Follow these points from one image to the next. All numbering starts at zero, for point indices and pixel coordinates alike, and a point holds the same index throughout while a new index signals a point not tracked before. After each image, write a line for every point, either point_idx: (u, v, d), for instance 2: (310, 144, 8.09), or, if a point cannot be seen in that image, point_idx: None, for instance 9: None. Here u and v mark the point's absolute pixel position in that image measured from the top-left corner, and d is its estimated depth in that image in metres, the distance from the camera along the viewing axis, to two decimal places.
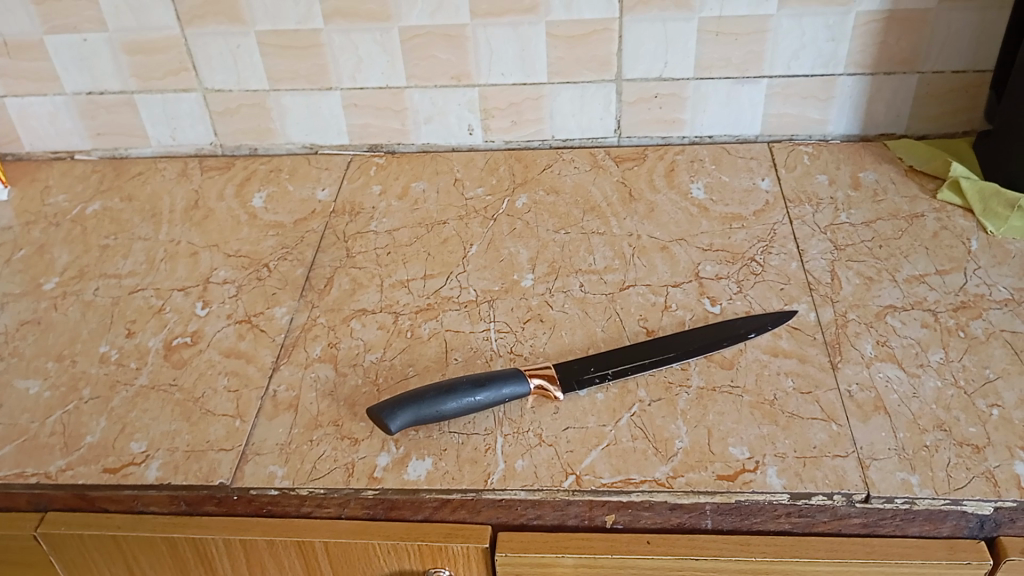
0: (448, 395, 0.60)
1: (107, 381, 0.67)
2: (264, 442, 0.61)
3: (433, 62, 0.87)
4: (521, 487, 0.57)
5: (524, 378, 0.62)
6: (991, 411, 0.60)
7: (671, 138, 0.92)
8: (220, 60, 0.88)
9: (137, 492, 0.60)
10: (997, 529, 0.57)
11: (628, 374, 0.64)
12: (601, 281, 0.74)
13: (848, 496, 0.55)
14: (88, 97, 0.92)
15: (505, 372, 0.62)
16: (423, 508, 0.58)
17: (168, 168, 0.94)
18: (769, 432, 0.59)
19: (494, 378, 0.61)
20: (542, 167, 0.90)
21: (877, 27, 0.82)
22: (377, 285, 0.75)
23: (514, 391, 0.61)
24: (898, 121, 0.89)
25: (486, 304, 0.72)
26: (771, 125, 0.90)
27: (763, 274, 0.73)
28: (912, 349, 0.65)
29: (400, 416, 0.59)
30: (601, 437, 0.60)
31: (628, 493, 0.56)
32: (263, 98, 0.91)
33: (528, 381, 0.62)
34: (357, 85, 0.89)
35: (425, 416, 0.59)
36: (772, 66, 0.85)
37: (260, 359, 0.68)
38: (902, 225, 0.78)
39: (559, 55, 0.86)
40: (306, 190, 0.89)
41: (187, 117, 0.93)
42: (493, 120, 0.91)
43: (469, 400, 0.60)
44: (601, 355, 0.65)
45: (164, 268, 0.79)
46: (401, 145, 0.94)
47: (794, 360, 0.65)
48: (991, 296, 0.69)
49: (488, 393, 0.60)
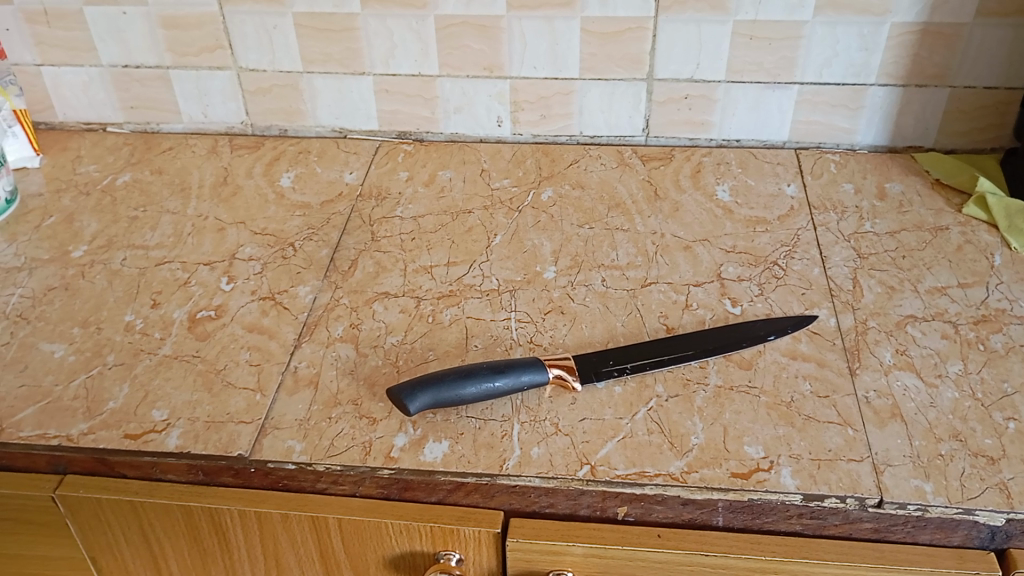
0: (466, 381, 0.60)
1: (131, 349, 0.68)
2: (283, 417, 0.62)
3: (466, 52, 0.88)
4: (535, 474, 0.57)
5: (543, 368, 0.62)
6: (1008, 424, 0.60)
7: (698, 140, 0.92)
8: (255, 40, 0.89)
9: (156, 458, 0.60)
10: (1007, 540, 0.56)
11: (642, 372, 0.64)
12: (623, 276, 0.74)
13: (860, 498, 0.56)
14: (123, 70, 0.93)
15: (524, 361, 0.62)
16: (437, 490, 0.59)
17: (198, 144, 0.95)
18: (785, 433, 0.60)
19: (511, 366, 0.61)
20: (568, 162, 0.91)
21: (911, 39, 0.82)
22: (401, 269, 0.76)
23: (532, 379, 0.61)
24: (926, 134, 0.89)
25: (508, 294, 0.73)
26: (800, 132, 0.90)
27: (785, 277, 0.74)
28: (930, 359, 0.65)
29: (417, 399, 0.59)
30: (617, 428, 0.60)
31: (641, 485, 0.57)
32: (296, 79, 0.92)
33: (547, 371, 0.62)
34: (389, 71, 0.90)
35: (442, 400, 0.60)
36: (803, 72, 0.86)
37: (283, 336, 0.69)
38: (925, 236, 0.78)
39: (592, 51, 0.86)
40: (334, 172, 0.90)
41: (219, 95, 0.94)
42: (521, 113, 0.92)
43: (487, 386, 0.60)
44: (619, 350, 0.65)
45: (190, 242, 0.80)
46: (429, 133, 0.95)
47: (812, 364, 0.65)
48: (1011, 310, 0.69)
49: (507, 380, 0.61)
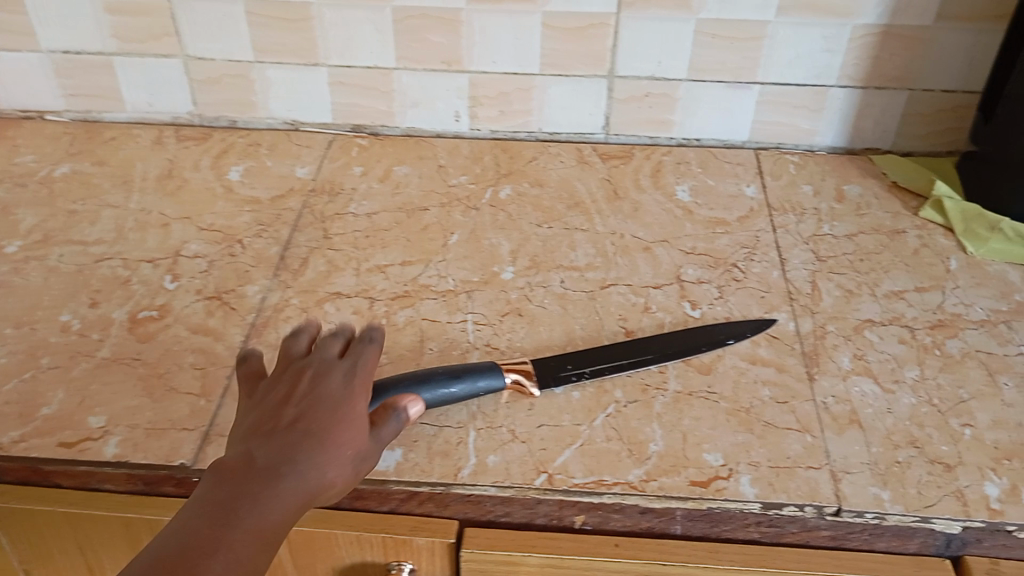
0: (425, 383, 0.58)
1: (68, 352, 0.65)
2: (229, 424, 0.59)
3: (425, 45, 0.85)
4: (491, 483, 0.56)
5: (501, 373, 0.60)
6: (964, 431, 0.60)
7: (659, 139, 0.91)
8: (206, 28, 0.86)
9: (93, 468, 0.57)
10: (963, 548, 0.56)
11: (600, 376, 0.63)
12: (582, 278, 0.73)
13: (819, 508, 0.55)
14: (64, 56, 0.89)
15: (481, 366, 0.60)
16: (389, 499, 0.57)
17: (143, 135, 0.92)
18: (745, 440, 0.59)
19: (472, 371, 0.60)
20: (528, 159, 0.89)
21: (872, 41, 0.82)
22: (354, 268, 0.73)
23: (491, 384, 0.60)
24: (884, 137, 0.89)
25: (464, 295, 0.71)
26: (760, 133, 0.90)
27: (744, 280, 0.73)
28: (888, 364, 0.65)
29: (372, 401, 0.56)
30: (575, 436, 0.59)
31: (599, 494, 0.56)
32: (247, 70, 0.89)
33: (504, 376, 0.60)
34: (345, 63, 0.87)
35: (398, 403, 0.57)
36: (765, 73, 0.85)
37: (230, 338, 0.66)
38: (883, 240, 0.78)
39: (554, 47, 0.85)
40: (285, 166, 0.87)
41: (166, 84, 0.90)
42: (480, 109, 0.90)
43: (445, 391, 0.58)
44: (579, 353, 0.64)
45: (133, 238, 0.77)
46: (385, 127, 0.92)
47: (771, 369, 0.64)
48: (968, 315, 0.69)
49: (463, 386, 0.59)
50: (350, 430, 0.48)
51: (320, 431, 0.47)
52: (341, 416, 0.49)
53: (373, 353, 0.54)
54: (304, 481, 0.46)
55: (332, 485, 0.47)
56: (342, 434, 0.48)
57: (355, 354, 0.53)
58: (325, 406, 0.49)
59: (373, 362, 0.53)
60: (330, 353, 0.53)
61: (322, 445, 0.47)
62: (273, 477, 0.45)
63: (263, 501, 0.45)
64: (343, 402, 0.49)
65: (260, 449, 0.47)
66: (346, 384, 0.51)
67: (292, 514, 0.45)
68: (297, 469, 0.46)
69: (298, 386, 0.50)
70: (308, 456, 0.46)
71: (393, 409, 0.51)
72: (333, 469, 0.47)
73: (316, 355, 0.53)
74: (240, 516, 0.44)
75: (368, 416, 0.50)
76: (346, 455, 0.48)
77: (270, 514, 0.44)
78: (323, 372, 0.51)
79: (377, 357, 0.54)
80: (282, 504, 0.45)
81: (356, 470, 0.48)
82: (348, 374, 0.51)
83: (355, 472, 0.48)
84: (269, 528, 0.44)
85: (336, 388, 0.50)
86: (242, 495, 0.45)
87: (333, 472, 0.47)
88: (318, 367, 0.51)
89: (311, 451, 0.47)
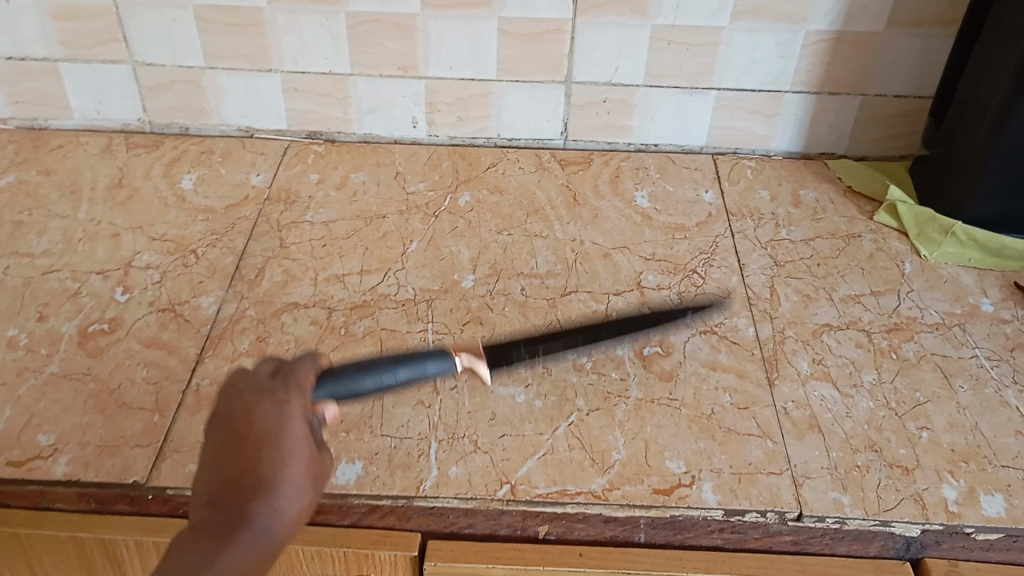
0: (371, 367, 0.55)
1: (15, 368, 0.63)
2: (184, 439, 0.58)
3: (380, 51, 0.84)
4: (454, 495, 0.55)
5: (450, 355, 0.57)
6: (921, 434, 0.60)
7: (617, 144, 0.91)
8: (155, 33, 0.84)
9: (42, 487, 0.55)
10: (923, 551, 0.57)
11: (546, 352, 0.63)
12: (542, 285, 0.73)
13: (781, 513, 0.55)
14: (7, 62, 0.86)
15: (430, 347, 0.57)
16: (349, 513, 0.56)
17: (91, 142, 0.89)
18: (706, 447, 0.59)
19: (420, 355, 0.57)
20: (486, 166, 0.89)
21: (825, 47, 0.83)
22: (311, 278, 0.72)
23: (440, 365, 0.57)
24: (839, 142, 0.90)
25: (424, 304, 0.70)
26: (717, 138, 0.90)
27: (704, 286, 0.73)
28: (846, 368, 0.66)
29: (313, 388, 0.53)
30: (538, 446, 0.58)
31: (563, 504, 0.55)
32: (198, 75, 0.87)
33: (454, 358, 0.57)
34: (299, 69, 0.86)
35: (341, 389, 0.54)
36: (721, 78, 0.85)
37: (184, 351, 0.64)
38: (839, 244, 0.79)
39: (511, 52, 0.84)
40: (240, 174, 0.85)
41: (115, 90, 0.88)
42: (438, 114, 0.89)
43: (392, 374, 0.55)
44: (532, 333, 0.63)
45: (82, 249, 0.75)
46: (342, 133, 0.91)
47: (732, 375, 0.64)
48: (923, 319, 0.70)
49: (410, 370, 0.56)
50: (295, 464, 0.48)
51: (271, 468, 0.48)
52: (288, 449, 0.48)
53: (303, 374, 0.52)
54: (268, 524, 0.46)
55: (292, 528, 0.47)
56: (287, 472, 0.48)
57: (283, 376, 0.52)
58: (267, 443, 0.48)
59: (305, 378, 0.52)
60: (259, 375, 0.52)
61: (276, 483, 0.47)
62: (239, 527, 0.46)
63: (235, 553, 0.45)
64: (286, 432, 0.49)
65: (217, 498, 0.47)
66: (283, 411, 0.50)
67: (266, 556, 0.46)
68: (256, 519, 0.46)
69: (238, 419, 0.49)
70: (266, 496, 0.47)
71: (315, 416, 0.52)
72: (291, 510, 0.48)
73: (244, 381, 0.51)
74: (213, 574, 0.44)
75: (310, 440, 0.50)
76: (301, 484, 0.48)
77: (245, 564, 0.45)
78: (258, 402, 0.50)
79: (308, 372, 0.53)
80: (252, 564, 0.45)
81: (310, 501, 0.49)
82: (282, 399, 0.50)
83: (313, 496, 0.49)
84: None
85: (270, 419, 0.49)
86: (212, 552, 0.45)
87: (292, 516, 0.47)
88: (250, 398, 0.50)
89: (269, 491, 0.47)
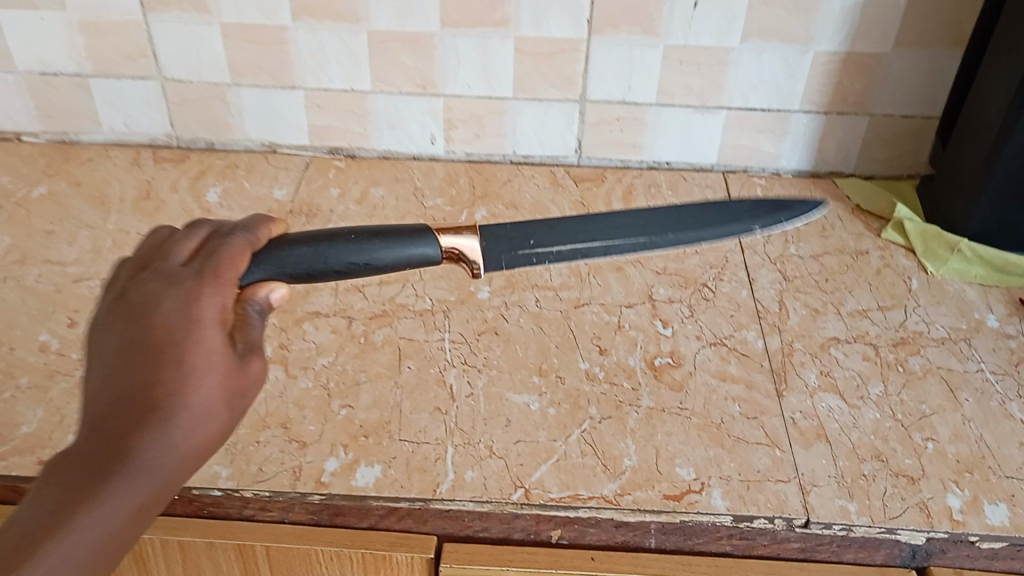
0: (335, 245, 0.53)
1: (46, 371, 0.65)
2: None
3: (399, 68, 0.87)
4: (469, 498, 0.57)
5: (433, 241, 0.56)
6: (926, 444, 0.62)
7: (630, 162, 0.93)
8: (182, 51, 0.87)
9: None
10: (928, 559, 0.58)
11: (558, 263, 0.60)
12: (556, 297, 0.75)
13: (788, 520, 0.57)
14: (40, 78, 0.89)
15: (411, 230, 0.55)
16: (369, 515, 0.58)
17: (119, 156, 0.92)
18: (716, 455, 0.60)
19: (400, 233, 0.55)
20: (502, 181, 0.91)
21: (833, 67, 0.85)
22: (332, 288, 0.74)
23: (423, 254, 0.55)
24: (847, 160, 0.92)
25: (441, 314, 0.72)
26: (727, 156, 0.92)
27: (714, 299, 0.75)
28: (853, 380, 0.67)
29: (259, 266, 0.51)
30: (551, 451, 0.60)
31: (575, 508, 0.57)
32: (223, 92, 0.90)
33: (437, 244, 0.56)
34: (320, 86, 0.89)
35: (300, 270, 0.52)
36: (731, 97, 0.88)
37: None
38: (847, 260, 0.80)
39: (526, 71, 0.87)
40: (262, 187, 0.88)
41: (143, 105, 0.91)
42: (455, 131, 0.92)
43: (362, 255, 0.54)
44: (547, 232, 0.61)
45: (110, 258, 0.77)
46: (361, 149, 0.94)
47: (740, 386, 0.66)
48: (929, 333, 0.72)
49: (384, 252, 0.54)
50: (203, 372, 0.43)
51: (168, 378, 0.42)
52: (193, 356, 0.43)
53: (224, 261, 0.48)
54: (157, 455, 0.41)
55: (196, 441, 0.43)
56: (193, 380, 0.43)
57: (200, 267, 0.47)
58: (169, 344, 0.43)
59: (227, 273, 0.47)
60: (178, 269, 0.47)
61: (172, 407, 0.42)
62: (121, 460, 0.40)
63: (113, 494, 0.40)
64: (193, 335, 0.44)
65: (104, 418, 0.41)
66: (191, 310, 0.45)
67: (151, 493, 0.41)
68: (150, 431, 0.41)
69: (141, 316, 0.44)
70: (160, 422, 0.41)
71: (247, 308, 0.48)
72: (194, 422, 0.42)
73: (160, 275, 0.46)
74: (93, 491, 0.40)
75: (226, 342, 0.45)
76: (211, 397, 0.43)
77: (126, 500, 0.40)
78: (166, 297, 0.45)
79: (233, 263, 0.48)
80: (143, 481, 0.41)
81: (221, 411, 0.44)
82: (192, 296, 0.45)
83: (229, 409, 0.44)
84: (132, 509, 0.41)
85: (177, 317, 0.44)
86: (90, 480, 0.40)
87: (196, 428, 0.43)
88: (158, 291, 0.45)
89: (164, 415, 0.42)
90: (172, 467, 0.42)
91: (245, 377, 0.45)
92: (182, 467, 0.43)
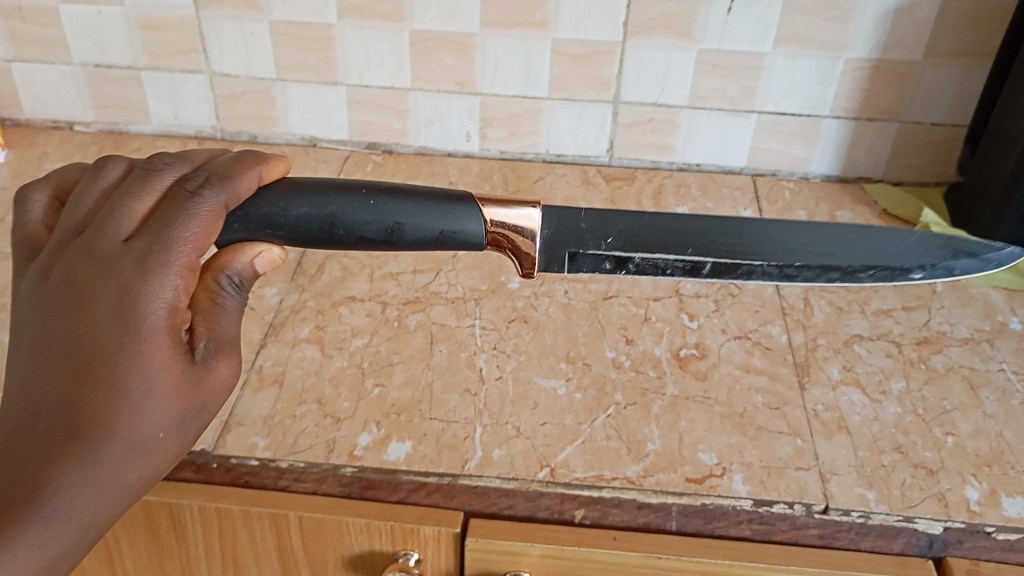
0: (349, 211, 0.52)
1: None
2: (247, 413, 0.63)
3: (439, 67, 0.90)
4: (496, 474, 0.59)
5: (471, 222, 0.54)
6: (947, 439, 0.63)
7: (661, 163, 0.95)
8: (231, 46, 0.90)
9: None
10: (945, 549, 0.58)
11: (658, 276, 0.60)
12: (585, 289, 0.76)
13: (807, 505, 0.58)
14: (95, 69, 0.93)
15: (447, 208, 0.54)
16: (398, 489, 0.60)
17: (167, 146, 0.96)
18: (738, 442, 0.62)
19: (435, 208, 0.54)
20: (534, 178, 0.93)
21: (864, 74, 0.86)
22: (368, 275, 0.77)
23: (463, 234, 0.54)
24: (876, 166, 0.93)
25: (473, 301, 0.74)
26: (757, 159, 0.94)
27: (740, 295, 0.76)
28: (876, 375, 0.68)
29: (242, 226, 0.51)
30: (577, 433, 0.62)
31: (599, 487, 0.59)
32: (269, 86, 0.93)
33: (477, 226, 0.54)
34: (362, 82, 0.92)
35: (298, 233, 0.52)
36: (763, 102, 0.89)
37: (249, 335, 0.69)
38: None
39: (562, 71, 0.89)
40: None
41: (191, 98, 0.94)
42: (490, 129, 0.94)
43: (378, 228, 0.53)
44: (629, 227, 0.59)
45: None
46: (399, 145, 0.96)
47: (764, 377, 0.67)
48: (953, 333, 0.73)
49: (407, 229, 0.53)
50: (153, 378, 0.44)
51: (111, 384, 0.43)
52: (136, 365, 0.44)
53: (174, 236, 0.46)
54: (84, 485, 0.42)
55: (143, 452, 0.44)
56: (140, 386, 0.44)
57: (142, 251, 0.46)
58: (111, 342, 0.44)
59: (177, 257, 0.46)
60: (121, 250, 0.46)
61: (110, 427, 0.43)
62: (38, 491, 0.41)
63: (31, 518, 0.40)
64: (136, 344, 0.44)
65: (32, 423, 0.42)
66: (134, 309, 0.44)
67: (78, 528, 0.42)
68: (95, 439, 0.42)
69: (81, 315, 0.44)
70: (97, 435, 0.42)
71: (220, 280, 0.49)
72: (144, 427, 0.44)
73: (100, 257, 0.46)
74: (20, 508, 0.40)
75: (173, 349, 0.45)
76: (162, 405, 0.45)
77: (54, 522, 0.41)
78: (104, 288, 0.45)
79: (187, 242, 0.46)
80: (84, 495, 0.42)
81: (170, 418, 0.45)
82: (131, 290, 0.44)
83: (176, 418, 0.46)
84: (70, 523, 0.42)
85: (114, 312, 0.44)
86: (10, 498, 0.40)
87: (142, 435, 0.44)
88: (98, 278, 0.45)
89: (103, 428, 0.43)
90: (97, 495, 0.43)
91: (202, 384, 0.47)
92: (126, 481, 0.44)
